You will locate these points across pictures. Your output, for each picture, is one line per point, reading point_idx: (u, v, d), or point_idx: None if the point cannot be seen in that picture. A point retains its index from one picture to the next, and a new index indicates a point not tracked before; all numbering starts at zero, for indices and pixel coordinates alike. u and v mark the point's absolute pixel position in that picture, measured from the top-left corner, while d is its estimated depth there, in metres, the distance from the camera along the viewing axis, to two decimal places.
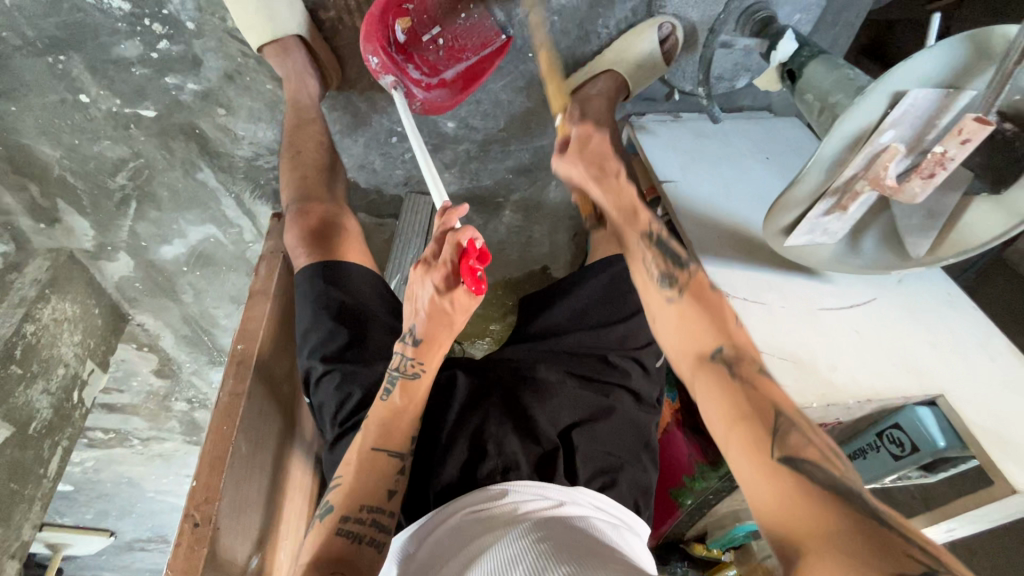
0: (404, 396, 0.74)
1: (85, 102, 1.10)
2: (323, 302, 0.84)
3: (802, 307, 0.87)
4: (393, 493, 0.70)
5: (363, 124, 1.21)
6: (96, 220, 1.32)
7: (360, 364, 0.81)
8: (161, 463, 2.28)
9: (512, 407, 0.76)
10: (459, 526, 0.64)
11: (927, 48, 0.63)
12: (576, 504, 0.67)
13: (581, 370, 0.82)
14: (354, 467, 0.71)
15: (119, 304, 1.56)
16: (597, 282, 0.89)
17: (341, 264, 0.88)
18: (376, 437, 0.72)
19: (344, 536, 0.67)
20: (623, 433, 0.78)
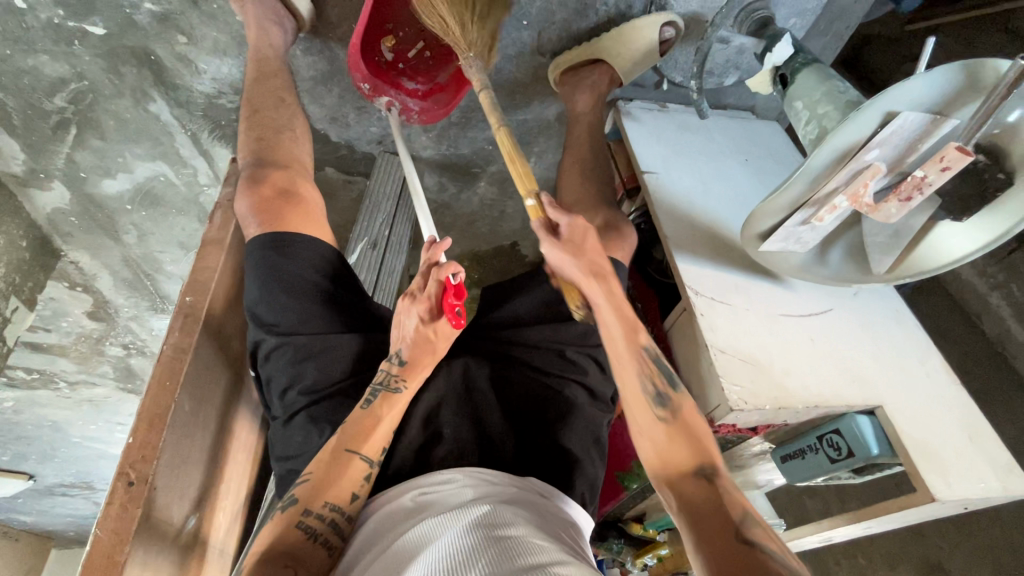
0: (382, 403, 0.64)
1: (20, 8, 0.97)
2: (277, 276, 0.69)
3: (765, 311, 0.89)
4: (358, 496, 0.60)
5: (339, 73, 1.13)
6: (27, 142, 1.19)
7: (319, 338, 0.68)
8: (90, 409, 2.16)
9: (468, 392, 0.70)
10: (403, 506, 0.58)
11: (921, 73, 0.63)
12: (527, 491, 0.61)
13: (539, 363, 0.74)
14: (322, 463, 0.61)
15: (51, 238, 1.42)
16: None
17: (296, 237, 0.72)
18: (345, 438, 0.62)
19: (302, 534, 0.57)
20: (576, 429, 0.70)
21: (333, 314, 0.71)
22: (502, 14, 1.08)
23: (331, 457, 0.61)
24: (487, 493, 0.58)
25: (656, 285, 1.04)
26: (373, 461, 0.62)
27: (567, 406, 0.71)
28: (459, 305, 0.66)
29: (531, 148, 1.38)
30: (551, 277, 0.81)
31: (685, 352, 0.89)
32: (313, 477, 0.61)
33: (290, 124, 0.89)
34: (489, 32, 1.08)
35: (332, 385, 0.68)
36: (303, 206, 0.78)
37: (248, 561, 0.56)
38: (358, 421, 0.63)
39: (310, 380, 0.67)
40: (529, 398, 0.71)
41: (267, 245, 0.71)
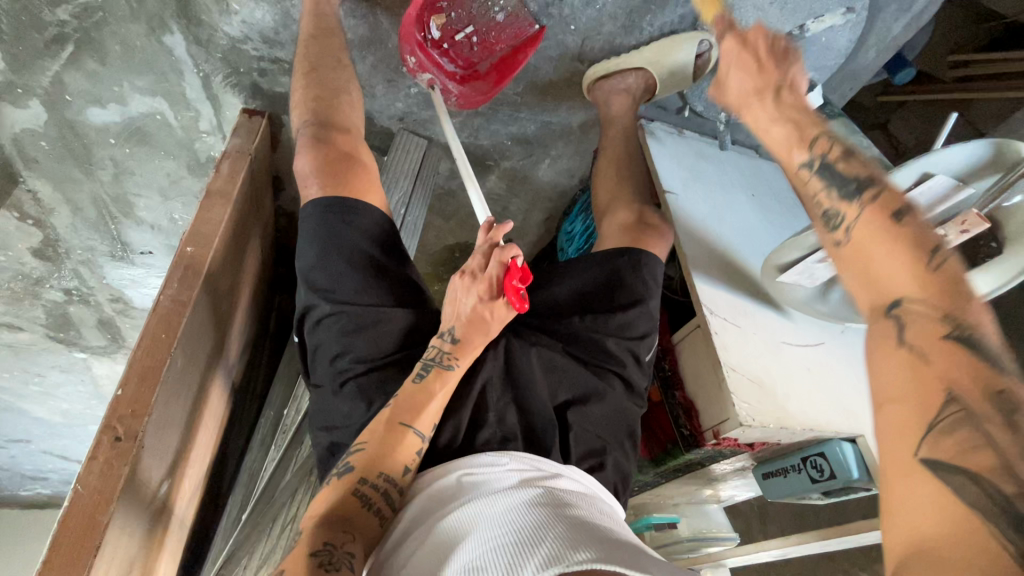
0: (433, 377, 0.63)
1: None
2: (335, 242, 0.68)
3: (768, 337, 0.95)
4: (410, 469, 0.59)
5: (378, 42, 1.10)
6: (11, 51, 1.07)
7: (373, 310, 0.67)
8: (7, 356, 1.94)
9: (512, 376, 0.70)
10: (447, 487, 0.57)
11: (962, 142, 0.70)
12: (569, 478, 0.62)
13: (579, 352, 0.75)
14: (376, 435, 0.60)
15: (11, 160, 1.28)
16: (599, 261, 0.81)
17: (356, 205, 0.71)
18: (397, 411, 0.61)
19: (359, 502, 0.56)
20: (610, 422, 0.72)
21: (387, 285, 0.70)
22: (553, 15, 1.09)
23: (386, 428, 0.59)
24: (535, 480, 0.58)
25: (666, 301, 1.09)
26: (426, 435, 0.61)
27: (603, 398, 0.72)
28: (522, 288, 0.66)
29: (547, 151, 1.40)
30: (591, 263, 0.82)
31: (694, 365, 0.95)
32: (368, 448, 0.59)
33: (347, 86, 0.86)
34: (538, 31, 1.08)
35: (384, 357, 0.67)
36: (365, 171, 0.77)
37: (304, 527, 0.55)
38: (411, 392, 0.62)
39: (363, 349, 0.66)
40: (572, 387, 0.72)
41: (323, 208, 0.70)
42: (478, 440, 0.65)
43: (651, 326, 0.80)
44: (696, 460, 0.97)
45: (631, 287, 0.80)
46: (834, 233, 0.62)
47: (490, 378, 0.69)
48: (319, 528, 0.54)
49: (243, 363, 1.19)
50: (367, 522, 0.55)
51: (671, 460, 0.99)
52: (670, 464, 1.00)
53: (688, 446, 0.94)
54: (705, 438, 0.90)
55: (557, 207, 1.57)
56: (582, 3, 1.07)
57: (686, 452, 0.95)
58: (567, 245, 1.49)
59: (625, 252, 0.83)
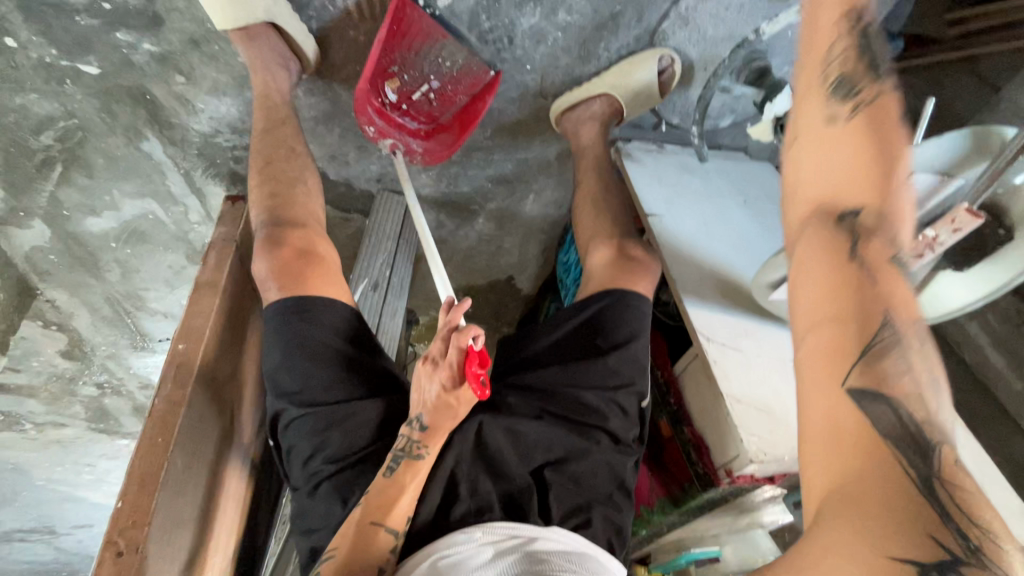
0: (404, 466, 0.62)
1: (12, 46, 0.93)
2: (299, 343, 0.68)
3: (775, 357, 0.89)
4: (384, 568, 0.58)
5: (341, 113, 1.12)
6: (9, 180, 1.14)
7: (340, 406, 0.67)
8: (58, 451, 2.03)
9: (483, 446, 0.68)
10: (423, 574, 0.56)
11: (931, 137, 0.69)
12: (549, 539, 0.61)
13: (558, 408, 0.73)
14: (346, 541, 0.58)
15: (28, 276, 1.36)
16: (575, 313, 0.80)
17: (317, 299, 0.71)
18: (367, 509, 0.59)
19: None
20: (597, 475, 0.70)
21: (356, 376, 0.69)
22: (507, 59, 1.08)
23: (356, 532, 0.58)
24: (508, 552, 0.56)
25: (664, 329, 1.05)
26: (398, 528, 0.60)
27: (588, 453, 0.70)
28: (483, 372, 0.62)
29: (529, 186, 1.39)
30: (566, 316, 0.81)
31: (698, 398, 0.90)
32: (338, 553, 0.58)
33: (303, 175, 0.88)
34: (494, 76, 1.07)
35: (356, 452, 0.66)
36: (325, 263, 0.78)
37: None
38: (382, 486, 0.61)
39: (337, 447, 0.66)
40: (553, 447, 0.70)
41: (286, 309, 0.70)
42: (450, 518, 0.63)
43: (639, 373, 0.77)
44: (718, 499, 0.90)
45: (609, 332, 0.77)
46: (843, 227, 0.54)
47: (461, 454, 0.67)
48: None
49: (258, 442, 1.20)
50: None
51: (692, 499, 0.92)
52: (693, 505, 0.93)
53: (705, 484, 0.88)
54: (719, 476, 0.85)
55: (552, 237, 1.54)
56: (533, 42, 1.06)
57: (703, 492, 0.89)
58: (566, 275, 1.46)
59: (604, 298, 0.80)
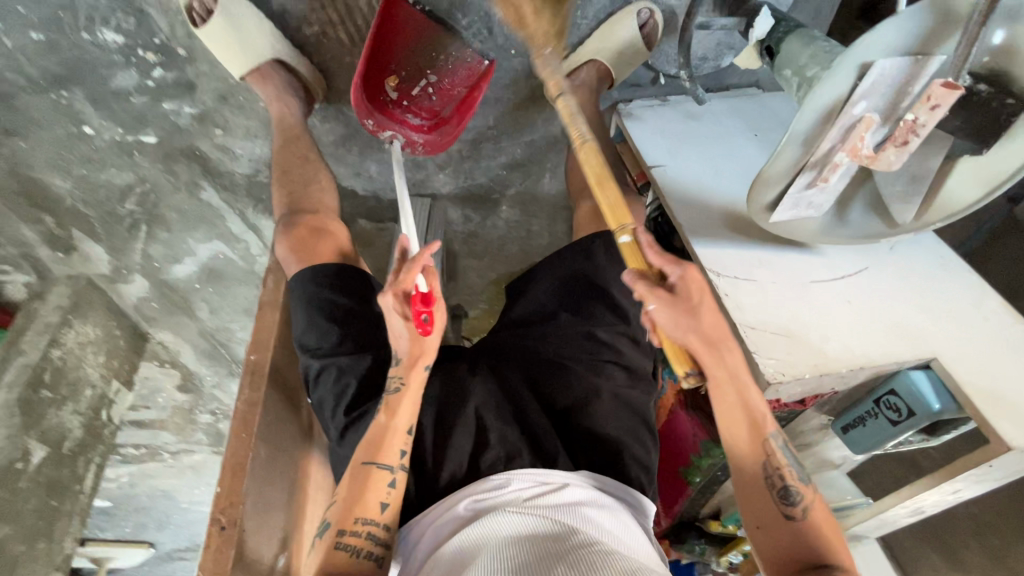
0: (386, 414, 0.71)
1: (90, 133, 1.14)
2: (317, 307, 0.81)
3: (792, 280, 0.88)
4: (386, 505, 0.67)
5: (355, 133, 1.23)
6: (110, 245, 1.38)
7: (357, 358, 0.79)
8: (193, 475, 2.35)
9: (507, 396, 0.77)
10: (456, 514, 0.64)
11: (891, 16, 0.63)
12: (576, 486, 0.65)
13: (571, 353, 0.80)
14: (347, 482, 0.69)
15: (140, 324, 1.62)
16: (575, 254, 0.85)
17: (326, 269, 0.84)
18: (363, 458, 0.69)
19: (343, 553, 0.63)
20: (621, 415, 0.76)
21: (369, 335, 0.81)
22: (490, 48, 1.15)
23: (353, 472, 0.69)
24: (540, 500, 0.62)
25: None
26: (396, 469, 0.68)
27: (603, 392, 0.77)
28: (426, 312, 0.73)
29: (544, 166, 1.42)
30: (566, 259, 0.87)
31: None
32: (344, 508, 0.67)
33: (316, 181, 1.01)
34: (486, 65, 1.14)
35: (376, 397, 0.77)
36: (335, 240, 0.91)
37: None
38: (378, 432, 0.70)
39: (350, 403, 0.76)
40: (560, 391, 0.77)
41: (293, 285, 0.84)
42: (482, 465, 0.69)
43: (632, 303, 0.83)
44: None
45: (605, 276, 0.84)
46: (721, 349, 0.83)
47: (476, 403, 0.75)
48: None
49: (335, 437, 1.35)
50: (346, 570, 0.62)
51: None
52: None
53: None
54: None
55: None
56: (511, 27, 1.12)
57: None
58: None
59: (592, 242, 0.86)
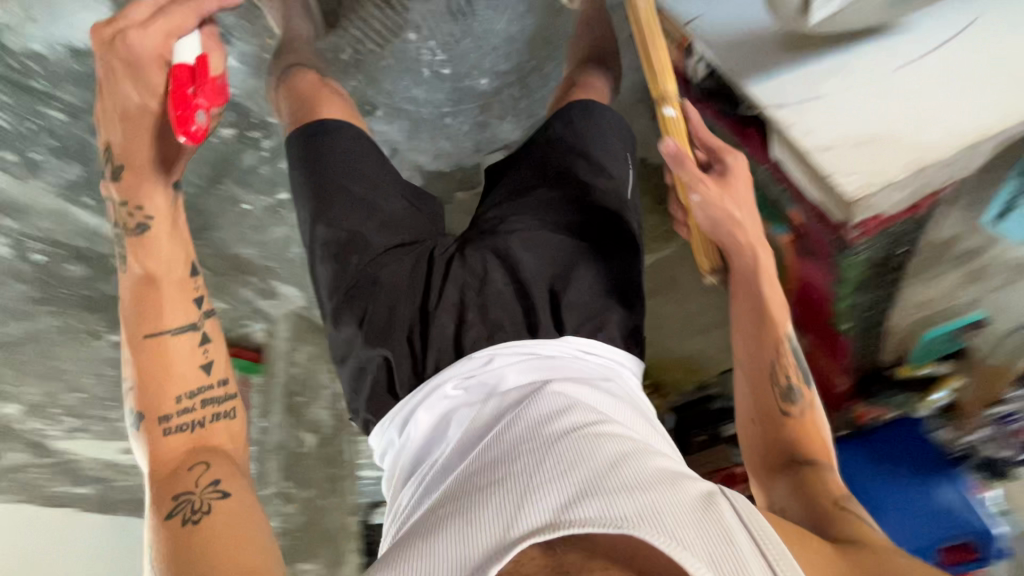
0: (140, 260, 0.78)
1: (248, 208, 1.42)
2: (319, 171, 0.89)
3: (871, 76, 0.85)
4: (226, 380, 0.77)
5: (418, 122, 1.35)
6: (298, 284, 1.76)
7: (353, 229, 0.87)
8: None
9: (501, 259, 0.85)
10: (452, 400, 0.75)
11: None
12: (564, 348, 0.79)
13: (554, 218, 0.90)
14: (135, 353, 0.76)
15: None
16: (542, 145, 0.96)
17: (333, 127, 0.92)
18: (141, 275, 0.78)
19: (177, 435, 0.73)
20: (586, 291, 0.85)
21: (367, 194, 0.90)
22: None
23: (172, 466, 0.71)
24: (549, 373, 0.75)
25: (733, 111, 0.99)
26: (196, 326, 0.78)
27: (567, 265, 0.87)
28: (189, 108, 0.69)
29: None
30: (538, 146, 0.97)
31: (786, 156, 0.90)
32: (149, 391, 0.74)
33: None
34: None
35: (359, 275, 0.86)
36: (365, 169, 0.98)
37: (154, 511, 0.67)
38: (146, 302, 0.77)
39: (378, 255, 0.87)
40: (545, 258, 0.86)
41: (317, 150, 0.91)
42: (466, 337, 0.80)
43: (614, 161, 0.94)
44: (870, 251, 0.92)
45: (578, 140, 0.95)
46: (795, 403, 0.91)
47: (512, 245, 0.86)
48: (178, 477, 0.69)
49: None
50: (181, 447, 0.72)
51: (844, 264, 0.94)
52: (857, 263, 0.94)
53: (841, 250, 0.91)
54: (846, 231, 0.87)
55: None
56: None
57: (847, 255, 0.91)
58: None
59: (577, 106, 0.97)
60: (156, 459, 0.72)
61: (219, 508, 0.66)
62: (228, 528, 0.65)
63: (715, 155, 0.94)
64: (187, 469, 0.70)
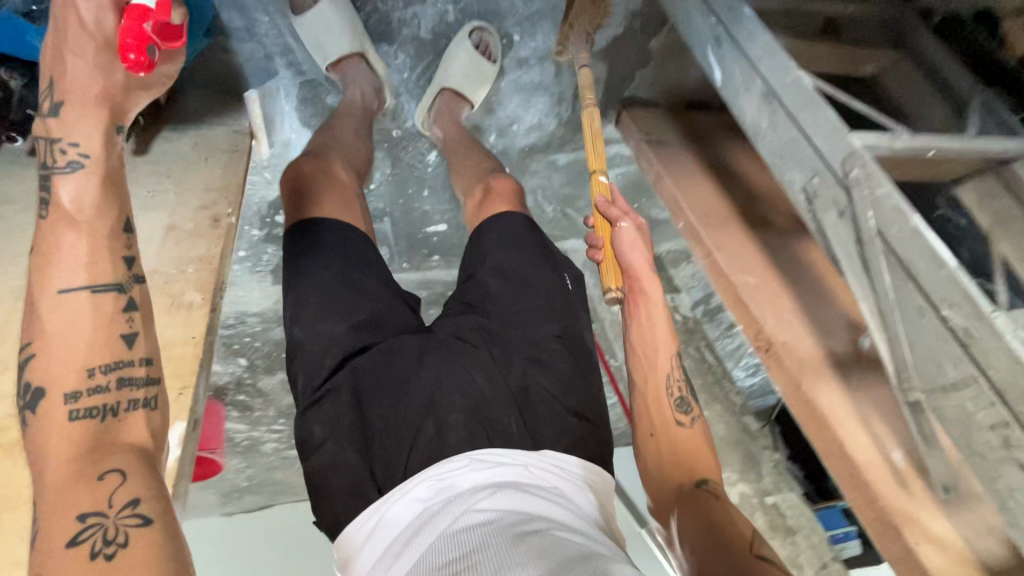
0: (61, 240, 0.65)
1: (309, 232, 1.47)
2: (300, 266, 0.84)
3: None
4: (150, 362, 0.67)
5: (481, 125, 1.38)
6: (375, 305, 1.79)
7: (352, 329, 0.82)
8: None
9: (455, 358, 0.83)
10: (409, 503, 0.71)
11: None
12: (516, 465, 0.75)
13: (498, 336, 0.87)
14: (51, 333, 0.63)
15: None
16: (494, 231, 0.97)
17: (325, 234, 0.87)
18: (68, 211, 0.66)
19: (81, 421, 0.60)
20: (543, 414, 0.84)
21: (344, 301, 0.83)
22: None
23: (72, 463, 0.58)
24: (520, 478, 0.73)
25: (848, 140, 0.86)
26: (123, 286, 0.67)
27: (520, 370, 0.86)
28: (135, 40, 0.68)
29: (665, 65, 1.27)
30: (481, 242, 0.97)
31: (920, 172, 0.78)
32: (40, 357, 0.62)
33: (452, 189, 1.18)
34: None
35: (360, 368, 0.80)
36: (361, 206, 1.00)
37: (51, 524, 0.54)
38: (78, 252, 0.65)
39: (404, 361, 0.82)
40: (513, 369, 0.85)
41: (293, 269, 0.84)
42: (449, 439, 0.77)
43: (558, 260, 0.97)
44: None
45: (484, 252, 0.95)
46: (684, 415, 0.91)
47: (514, 309, 0.90)
48: (86, 486, 0.56)
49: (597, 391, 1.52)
50: (81, 433, 0.60)
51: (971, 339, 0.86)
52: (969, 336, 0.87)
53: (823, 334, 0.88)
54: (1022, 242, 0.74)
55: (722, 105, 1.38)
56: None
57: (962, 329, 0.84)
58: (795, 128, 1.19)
59: (502, 219, 0.99)
60: (41, 465, 0.59)
61: (125, 561, 0.53)
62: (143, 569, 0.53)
63: (617, 215, 0.94)
64: (97, 476, 0.57)
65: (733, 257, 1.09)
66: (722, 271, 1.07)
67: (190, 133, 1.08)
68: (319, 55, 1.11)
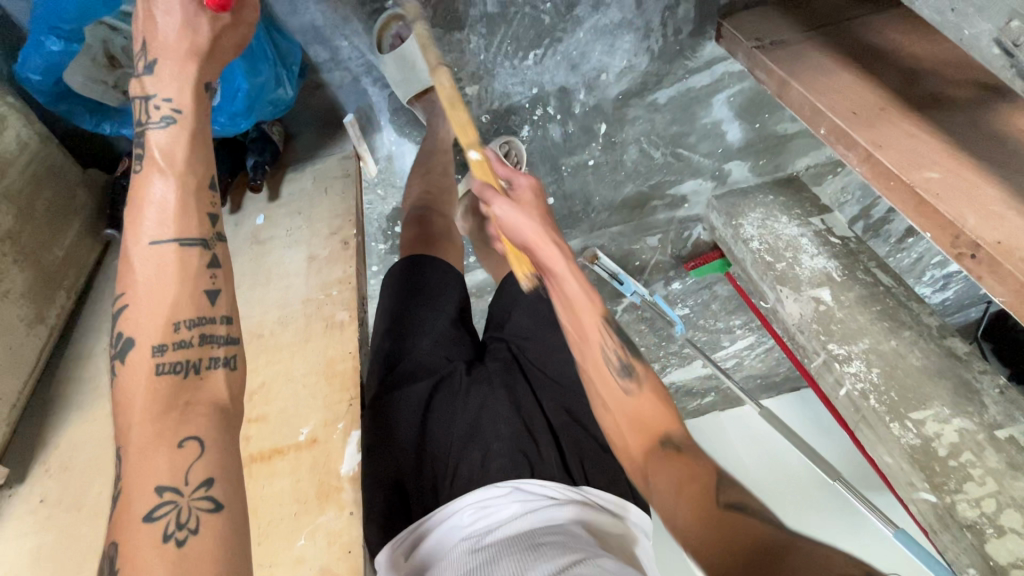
0: (149, 192, 0.72)
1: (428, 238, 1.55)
2: (404, 288, 0.98)
3: None
4: (227, 322, 0.71)
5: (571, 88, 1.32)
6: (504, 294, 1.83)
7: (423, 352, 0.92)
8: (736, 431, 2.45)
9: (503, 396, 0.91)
10: (451, 521, 0.76)
11: None
12: (560, 490, 0.79)
13: (544, 377, 0.94)
14: (148, 280, 0.69)
15: None
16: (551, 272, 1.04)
17: (428, 262, 1.00)
18: (160, 162, 0.74)
19: (166, 374, 0.65)
20: (582, 454, 0.87)
21: (424, 324, 0.94)
22: None
23: (158, 414, 0.62)
24: (563, 496, 0.78)
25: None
26: (207, 242, 0.73)
27: (564, 415, 0.90)
28: None
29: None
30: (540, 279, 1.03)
31: None
32: (130, 309, 0.68)
33: None
34: None
35: (426, 386, 0.90)
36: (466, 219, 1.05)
37: (130, 489, 0.58)
38: (167, 206, 0.72)
39: (455, 391, 0.91)
40: (551, 411, 0.91)
41: (404, 285, 0.98)
42: (492, 466, 0.82)
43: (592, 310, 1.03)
44: None
45: None
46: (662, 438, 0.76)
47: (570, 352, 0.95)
48: (167, 450, 0.60)
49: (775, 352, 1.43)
50: (161, 390, 0.64)
51: None
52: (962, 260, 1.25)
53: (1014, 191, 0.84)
54: None
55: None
56: None
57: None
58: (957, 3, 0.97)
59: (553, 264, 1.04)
60: (126, 408, 0.64)
61: (197, 548, 0.56)
62: (208, 559, 0.56)
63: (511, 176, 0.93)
64: (178, 443, 0.60)
65: (902, 152, 0.89)
66: (893, 172, 0.88)
67: (309, 170, 1.18)
68: (402, 89, 1.17)
